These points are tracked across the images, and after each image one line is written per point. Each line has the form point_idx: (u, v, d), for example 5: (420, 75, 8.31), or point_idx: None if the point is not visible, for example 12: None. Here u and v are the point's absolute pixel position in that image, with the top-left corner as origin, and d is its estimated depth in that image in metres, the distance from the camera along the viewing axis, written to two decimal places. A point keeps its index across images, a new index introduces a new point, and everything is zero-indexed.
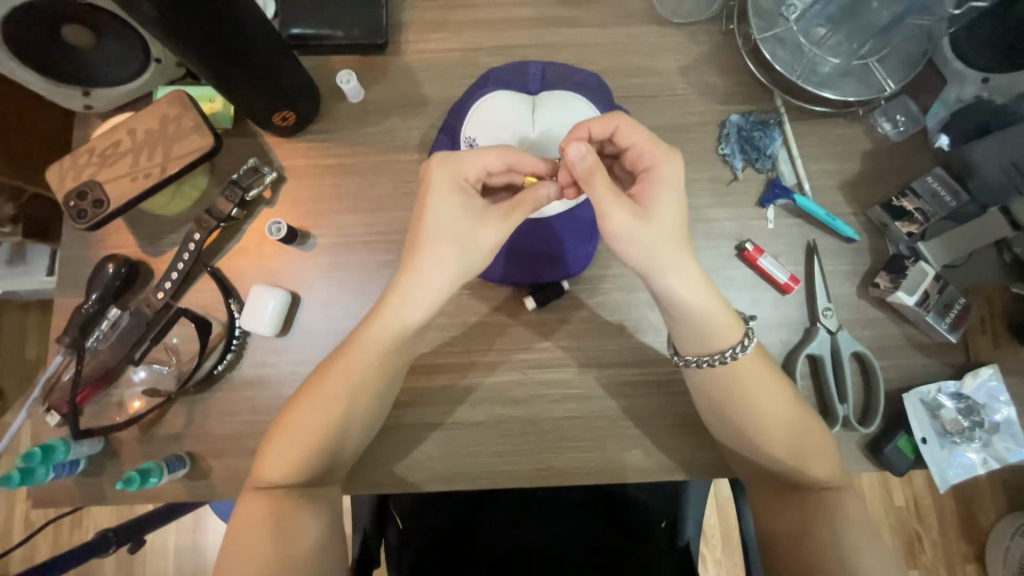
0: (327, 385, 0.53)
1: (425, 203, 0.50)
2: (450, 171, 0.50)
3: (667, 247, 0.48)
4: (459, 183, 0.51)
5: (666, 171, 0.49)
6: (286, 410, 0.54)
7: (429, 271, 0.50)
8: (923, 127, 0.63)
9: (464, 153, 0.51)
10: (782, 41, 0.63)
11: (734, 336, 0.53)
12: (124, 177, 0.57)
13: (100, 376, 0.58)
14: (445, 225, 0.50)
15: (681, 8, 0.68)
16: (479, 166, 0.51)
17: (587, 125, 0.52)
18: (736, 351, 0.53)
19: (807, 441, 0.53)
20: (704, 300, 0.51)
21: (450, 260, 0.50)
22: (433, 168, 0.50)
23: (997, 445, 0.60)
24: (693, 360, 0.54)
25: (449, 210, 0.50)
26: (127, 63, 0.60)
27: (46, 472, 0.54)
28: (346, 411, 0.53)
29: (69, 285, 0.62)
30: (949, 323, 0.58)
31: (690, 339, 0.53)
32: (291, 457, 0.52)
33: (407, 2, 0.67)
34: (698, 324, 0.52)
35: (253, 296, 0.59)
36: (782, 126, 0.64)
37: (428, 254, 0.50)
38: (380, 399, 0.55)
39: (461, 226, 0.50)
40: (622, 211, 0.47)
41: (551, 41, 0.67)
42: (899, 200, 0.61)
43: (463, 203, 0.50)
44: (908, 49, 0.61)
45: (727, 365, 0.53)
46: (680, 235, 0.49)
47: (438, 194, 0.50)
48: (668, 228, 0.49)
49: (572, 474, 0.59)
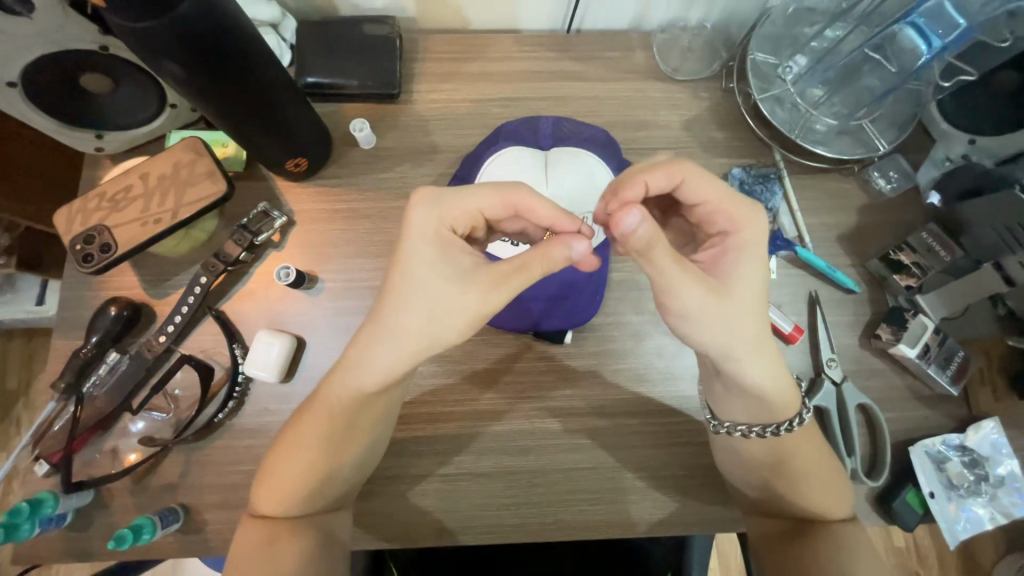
0: (308, 415, 0.51)
1: (409, 251, 0.45)
2: (427, 215, 0.45)
3: (749, 331, 0.46)
4: (441, 229, 0.45)
5: (745, 237, 0.46)
6: (280, 434, 0.52)
7: (403, 324, 0.45)
8: (915, 183, 0.66)
9: (445, 193, 0.46)
10: (780, 100, 0.66)
11: (793, 409, 0.53)
12: (135, 221, 0.57)
13: (95, 423, 0.57)
14: (417, 275, 0.44)
15: (682, 65, 0.71)
16: (463, 211, 0.46)
17: (645, 179, 0.45)
18: (792, 424, 0.53)
19: (820, 497, 0.53)
20: (774, 382, 0.50)
21: (423, 316, 0.45)
22: (412, 213, 0.45)
23: (1003, 499, 0.60)
24: (744, 429, 0.53)
25: (422, 258, 0.44)
26: (143, 109, 0.61)
27: (31, 527, 0.51)
28: (325, 442, 0.50)
29: (67, 327, 0.60)
30: (950, 376, 0.60)
31: (744, 411, 0.53)
32: (282, 485, 0.50)
33: (419, 54, 0.69)
34: (759, 399, 0.51)
35: (258, 342, 0.58)
36: (782, 180, 0.66)
37: (406, 310, 0.45)
38: (357, 435, 0.51)
39: (442, 281, 0.44)
40: (696, 288, 0.44)
41: (558, 93, 0.69)
42: (895, 254, 0.62)
43: (437, 253, 0.45)
44: (898, 112, 0.65)
45: (779, 436, 0.53)
46: (758, 311, 0.47)
47: (416, 241, 0.45)
48: (747, 305, 0.46)
49: (580, 528, 0.58)
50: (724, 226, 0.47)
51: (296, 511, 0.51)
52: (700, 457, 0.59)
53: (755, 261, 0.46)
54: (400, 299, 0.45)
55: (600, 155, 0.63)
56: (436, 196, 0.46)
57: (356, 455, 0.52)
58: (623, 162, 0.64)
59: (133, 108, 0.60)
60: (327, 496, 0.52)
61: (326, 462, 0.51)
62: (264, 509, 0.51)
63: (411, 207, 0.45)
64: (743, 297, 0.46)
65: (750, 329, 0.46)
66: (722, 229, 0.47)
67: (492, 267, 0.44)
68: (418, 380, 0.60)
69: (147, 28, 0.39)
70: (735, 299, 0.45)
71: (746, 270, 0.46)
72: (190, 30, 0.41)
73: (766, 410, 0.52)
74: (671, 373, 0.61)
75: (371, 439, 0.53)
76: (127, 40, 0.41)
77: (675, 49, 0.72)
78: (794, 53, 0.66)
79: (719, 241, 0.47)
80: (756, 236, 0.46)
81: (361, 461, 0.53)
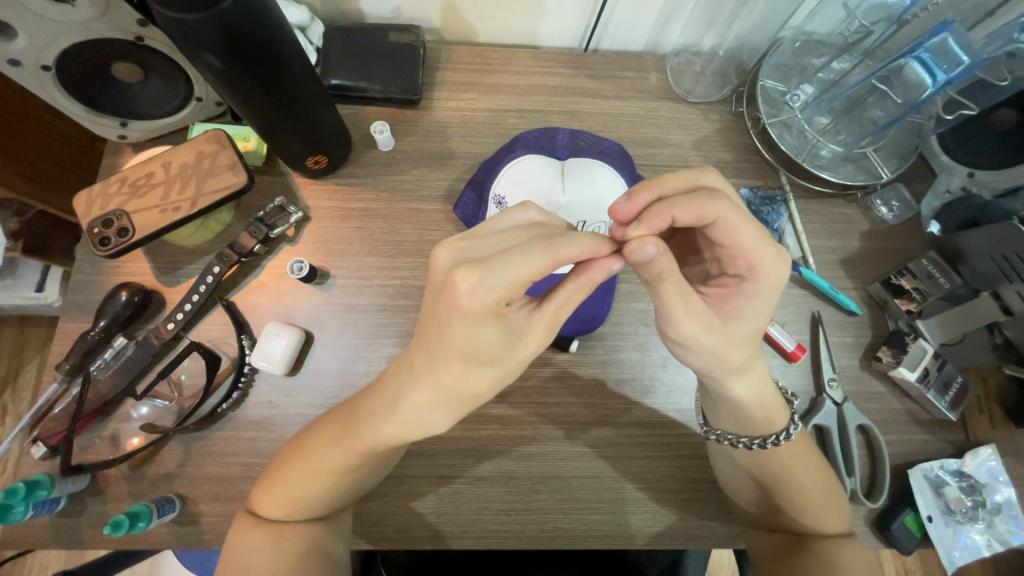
0: (336, 447, 0.47)
1: (476, 332, 0.38)
2: (486, 298, 0.37)
3: (740, 357, 0.46)
4: (500, 303, 0.38)
5: (761, 287, 0.45)
6: (297, 441, 0.50)
7: (443, 382, 0.41)
8: (917, 213, 0.68)
9: (497, 267, 0.37)
10: (788, 126, 0.69)
11: (779, 422, 0.53)
12: (152, 209, 0.58)
13: (97, 406, 0.56)
14: (486, 350, 0.39)
15: (695, 88, 0.73)
16: (519, 285, 0.38)
17: (672, 210, 0.42)
18: (780, 437, 0.52)
19: (822, 516, 0.52)
20: (758, 397, 0.50)
21: (490, 379, 0.41)
22: (460, 284, 0.37)
23: (999, 526, 0.61)
24: (731, 439, 0.53)
25: (484, 339, 0.38)
26: (168, 101, 0.62)
27: (23, 509, 0.50)
28: (354, 469, 0.48)
29: (75, 311, 0.60)
30: (948, 401, 0.60)
31: (730, 421, 0.53)
32: (294, 496, 0.49)
33: (442, 64, 0.71)
34: (744, 413, 0.51)
35: (266, 333, 0.59)
36: (788, 203, 0.68)
37: (478, 374, 0.40)
38: (390, 456, 0.49)
39: (497, 347, 0.39)
40: (692, 322, 0.43)
41: (575, 109, 0.71)
42: (897, 278, 0.64)
43: (501, 330, 0.39)
44: (898, 143, 0.67)
45: (767, 449, 0.52)
46: (752, 344, 0.47)
47: (481, 322, 0.38)
48: (743, 336, 0.46)
49: (580, 537, 0.58)
50: (743, 272, 0.46)
51: (309, 514, 0.50)
52: (702, 471, 0.60)
53: (764, 308, 0.46)
54: (465, 366, 0.40)
55: (615, 169, 0.64)
56: (488, 274, 0.37)
57: (384, 466, 0.51)
58: (637, 177, 0.66)
59: (159, 98, 0.61)
60: (334, 502, 0.51)
61: (357, 480, 0.49)
62: (265, 511, 0.49)
63: (461, 288, 0.37)
64: (741, 336, 0.46)
65: (741, 356, 0.46)
66: (740, 274, 0.46)
67: (544, 319, 0.40)
68: None
69: (191, 20, 0.41)
70: (739, 336, 0.46)
71: (754, 316, 0.46)
72: (233, 23, 0.43)
73: (755, 421, 0.52)
74: (675, 386, 0.62)
75: (386, 463, 0.51)
76: (169, 28, 0.42)
77: (688, 72, 0.74)
78: (801, 82, 0.69)
79: (733, 282, 0.47)
80: (773, 286, 0.45)
81: (386, 467, 0.52)
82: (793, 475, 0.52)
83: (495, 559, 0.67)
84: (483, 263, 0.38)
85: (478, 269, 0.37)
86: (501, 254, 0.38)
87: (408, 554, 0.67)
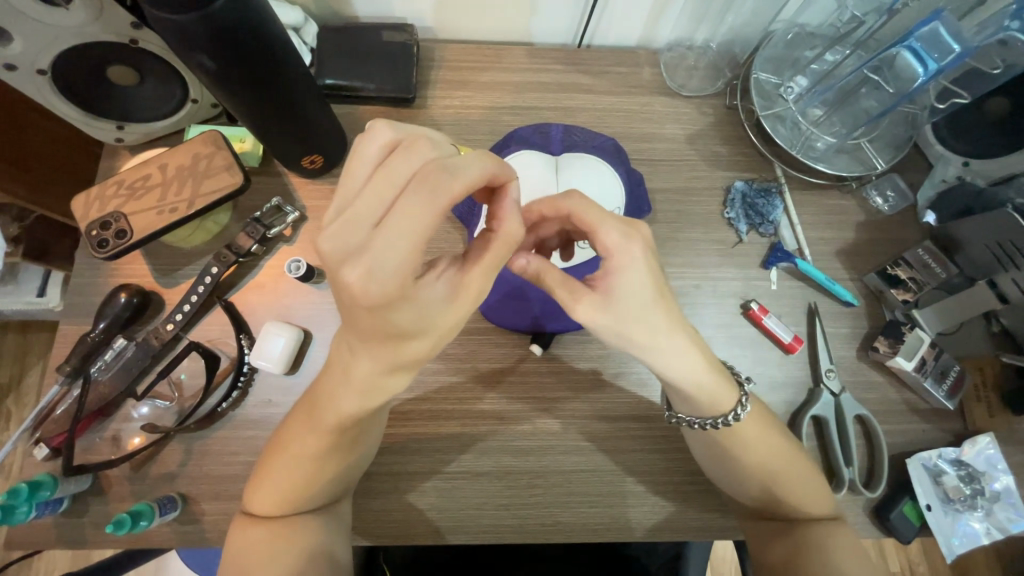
0: (311, 432, 0.48)
1: (391, 321, 0.34)
2: (382, 285, 0.31)
3: (642, 327, 0.44)
4: (408, 281, 0.32)
5: (626, 256, 0.43)
6: (279, 437, 0.50)
7: (375, 354, 0.38)
8: (912, 203, 0.68)
9: (381, 247, 0.30)
10: (782, 118, 0.69)
11: (729, 404, 0.51)
12: (149, 211, 0.58)
13: (98, 407, 0.57)
14: (407, 328, 0.35)
15: (688, 82, 0.73)
16: (417, 254, 0.31)
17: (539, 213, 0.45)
18: (730, 418, 0.51)
19: (817, 502, 0.53)
20: (681, 359, 0.47)
21: (428, 341, 0.37)
22: (345, 275, 0.30)
23: (999, 514, 0.61)
24: (687, 420, 0.53)
25: (399, 320, 0.34)
26: (164, 103, 0.62)
27: (27, 510, 0.51)
28: (327, 454, 0.48)
29: (75, 313, 0.61)
30: (946, 391, 0.61)
31: (685, 405, 0.52)
32: (289, 489, 0.49)
33: (436, 62, 0.71)
34: (691, 394, 0.50)
35: (265, 332, 0.59)
36: (783, 195, 0.68)
37: (408, 345, 0.37)
38: (366, 429, 0.49)
39: (426, 319, 0.35)
40: (581, 301, 0.43)
41: (569, 105, 0.71)
42: (893, 268, 0.64)
43: (415, 308, 0.34)
44: (894, 134, 0.67)
45: (720, 430, 0.52)
46: (652, 314, 0.44)
47: (392, 307, 0.33)
48: (636, 307, 0.44)
49: (579, 530, 0.58)
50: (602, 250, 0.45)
51: (312, 506, 0.51)
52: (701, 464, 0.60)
53: (641, 274, 0.43)
54: (393, 341, 0.36)
55: (610, 163, 0.65)
56: (374, 261, 0.30)
57: (368, 444, 0.52)
58: (630, 171, 0.66)
59: (156, 101, 0.62)
60: (334, 489, 0.52)
61: (336, 465, 0.50)
62: (259, 509, 0.50)
63: (348, 281, 0.30)
64: (631, 305, 0.43)
65: (642, 332, 0.44)
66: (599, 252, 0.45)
67: (462, 282, 0.37)
68: (420, 378, 0.60)
69: (185, 22, 0.41)
70: (618, 309, 0.43)
71: (632, 283, 0.43)
72: (226, 24, 0.43)
73: (703, 405, 0.51)
74: None
75: (373, 436, 0.52)
76: (164, 31, 0.43)
77: (681, 67, 0.75)
78: (795, 74, 0.69)
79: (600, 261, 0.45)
80: (619, 251, 0.43)
81: (374, 441, 0.53)
82: (790, 463, 0.53)
83: (496, 554, 0.68)
84: (359, 249, 0.30)
85: (363, 256, 0.30)
86: (383, 227, 0.30)
87: (410, 551, 0.67)
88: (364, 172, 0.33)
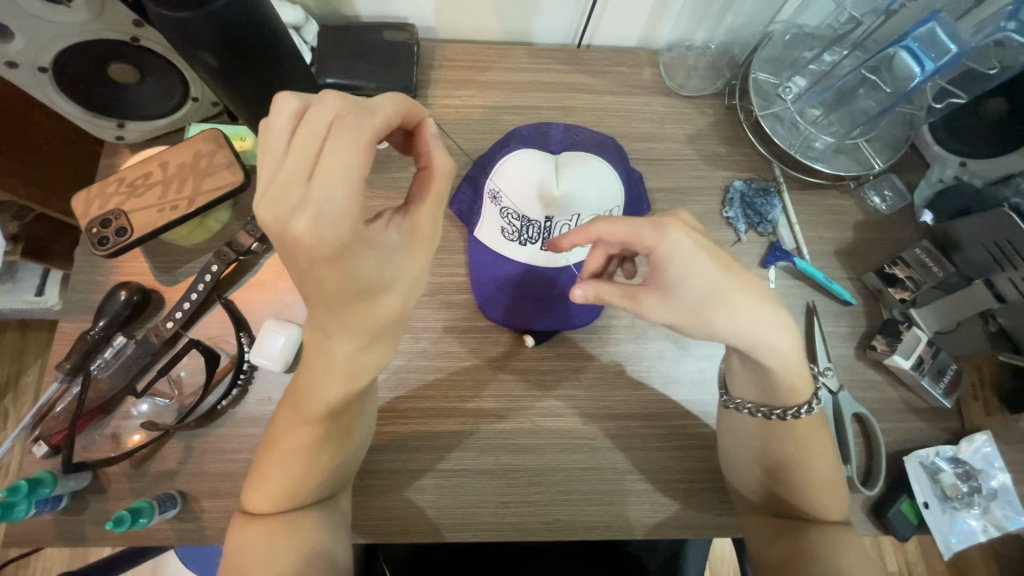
0: (303, 421, 0.48)
1: (358, 275, 0.35)
2: (334, 231, 0.32)
3: (714, 308, 0.45)
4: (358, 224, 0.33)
5: (669, 247, 0.45)
6: (271, 433, 0.50)
7: (355, 322, 0.39)
8: (909, 203, 0.69)
9: (322, 196, 0.32)
10: (780, 118, 0.69)
11: (802, 396, 0.53)
12: (150, 208, 0.59)
13: (98, 405, 0.57)
14: (373, 281, 0.37)
15: (688, 82, 0.74)
16: (359, 194, 0.33)
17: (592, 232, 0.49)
18: (801, 410, 0.53)
19: (815, 498, 0.53)
20: (746, 333, 0.46)
21: (400, 293, 0.39)
22: (297, 231, 0.31)
23: (996, 512, 0.61)
24: (748, 407, 0.55)
25: (363, 272, 0.36)
26: (165, 101, 0.62)
27: (26, 507, 0.51)
28: (320, 441, 0.49)
29: (75, 311, 0.61)
30: (943, 389, 0.61)
31: (751, 390, 0.55)
32: (283, 483, 0.49)
33: (437, 62, 0.72)
34: (774, 377, 0.51)
35: (265, 331, 0.59)
36: (781, 194, 0.69)
37: (381, 301, 0.38)
38: (354, 415, 0.50)
39: (390, 268, 0.37)
40: (650, 304, 0.47)
41: (570, 104, 0.72)
42: (890, 268, 0.64)
43: (374, 255, 0.36)
44: (891, 134, 0.68)
45: (788, 420, 0.54)
46: (719, 289, 0.45)
47: (353, 256, 0.34)
48: (698, 296, 0.45)
49: (580, 527, 0.58)
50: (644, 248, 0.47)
51: (306, 501, 0.51)
52: (699, 462, 0.60)
53: (691, 263, 0.45)
54: (364, 299, 0.37)
55: (610, 162, 0.65)
56: (320, 208, 0.32)
57: (358, 434, 0.52)
58: (631, 170, 0.66)
59: (157, 99, 0.62)
60: (330, 483, 0.52)
61: (330, 455, 0.50)
62: (255, 504, 0.50)
63: (301, 234, 0.32)
64: (696, 294, 0.45)
65: (717, 315, 0.45)
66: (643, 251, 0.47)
67: (411, 226, 0.39)
68: (419, 376, 0.60)
69: (187, 19, 0.41)
70: (684, 303, 0.45)
71: (689, 271, 0.45)
72: (228, 22, 0.43)
73: (773, 392, 0.53)
74: (670, 377, 0.62)
75: (363, 423, 0.52)
76: (164, 27, 0.42)
77: (681, 67, 0.75)
78: (793, 75, 0.70)
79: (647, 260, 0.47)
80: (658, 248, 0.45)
81: (367, 429, 0.54)
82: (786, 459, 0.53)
83: (496, 553, 0.68)
84: (299, 205, 0.31)
85: (307, 206, 0.31)
86: (318, 178, 0.32)
87: (410, 549, 0.67)
88: (281, 137, 0.32)
